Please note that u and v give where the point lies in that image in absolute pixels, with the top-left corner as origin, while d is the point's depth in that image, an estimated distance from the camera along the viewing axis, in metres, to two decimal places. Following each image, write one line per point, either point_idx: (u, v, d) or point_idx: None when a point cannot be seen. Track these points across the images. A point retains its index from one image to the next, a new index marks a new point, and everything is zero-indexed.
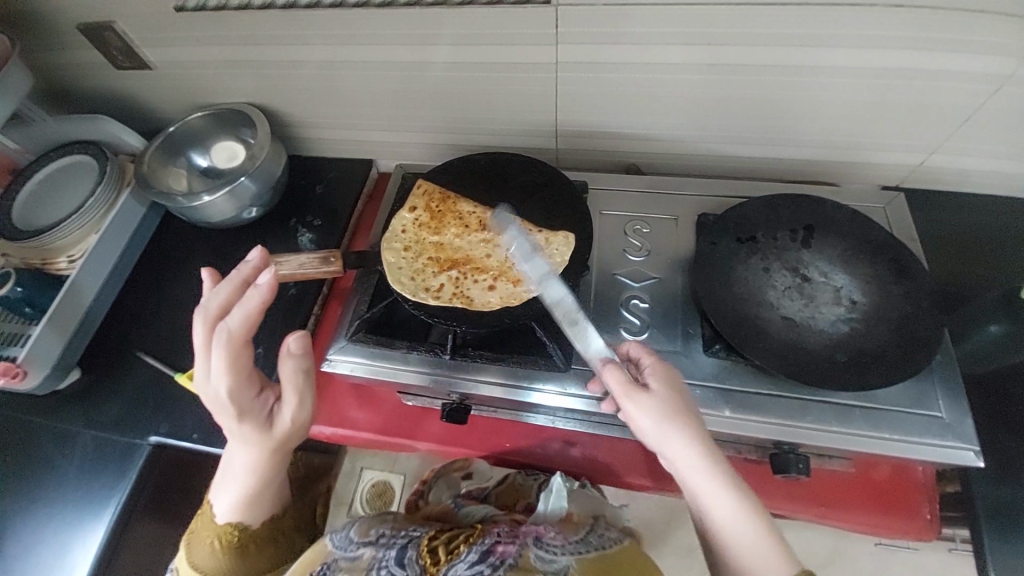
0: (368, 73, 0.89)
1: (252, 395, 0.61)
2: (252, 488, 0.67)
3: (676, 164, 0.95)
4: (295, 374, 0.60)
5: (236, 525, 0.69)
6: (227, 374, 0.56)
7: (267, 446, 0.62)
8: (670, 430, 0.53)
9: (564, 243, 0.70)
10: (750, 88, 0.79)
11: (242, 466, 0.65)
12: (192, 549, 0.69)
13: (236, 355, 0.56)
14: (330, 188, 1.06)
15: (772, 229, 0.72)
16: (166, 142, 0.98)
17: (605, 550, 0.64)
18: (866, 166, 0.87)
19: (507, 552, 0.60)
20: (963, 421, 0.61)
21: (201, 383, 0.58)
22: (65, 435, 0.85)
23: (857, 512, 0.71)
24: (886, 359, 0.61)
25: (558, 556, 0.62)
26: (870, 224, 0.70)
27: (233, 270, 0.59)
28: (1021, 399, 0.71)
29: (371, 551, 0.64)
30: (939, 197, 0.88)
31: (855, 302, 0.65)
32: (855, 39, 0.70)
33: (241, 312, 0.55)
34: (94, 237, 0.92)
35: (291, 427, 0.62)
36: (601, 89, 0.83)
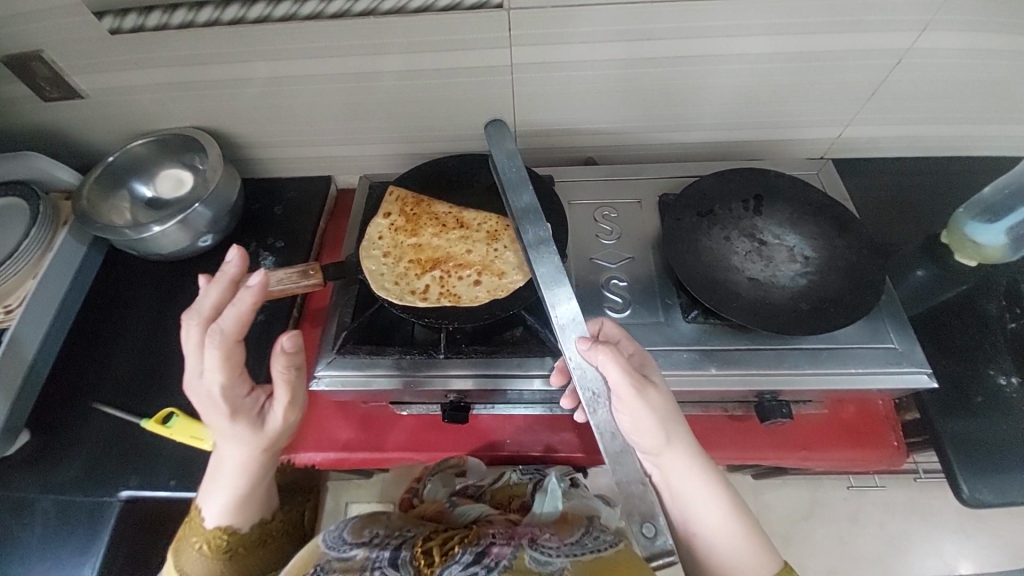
0: (319, 86, 0.89)
1: (244, 393, 0.58)
2: (243, 491, 0.63)
3: (629, 154, 1.00)
4: (287, 372, 0.57)
5: (226, 530, 0.65)
6: (220, 373, 0.54)
7: (261, 446, 0.60)
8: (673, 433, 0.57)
9: None
10: (690, 77, 0.86)
11: (232, 469, 0.62)
12: (181, 557, 0.65)
13: (228, 354, 0.53)
14: (289, 208, 1.03)
15: (726, 201, 0.78)
16: (105, 173, 0.92)
17: (599, 553, 0.59)
18: (796, 141, 0.97)
19: (502, 554, 0.59)
20: (913, 348, 0.69)
21: (191, 381, 0.56)
22: (20, 505, 0.76)
23: (835, 450, 0.78)
24: (842, 302, 0.68)
25: (554, 559, 0.59)
26: (808, 188, 0.78)
27: (219, 269, 0.55)
28: (955, 327, 0.81)
29: (363, 552, 0.60)
30: (858, 163, 0.99)
31: (808, 257, 0.72)
32: (774, 27, 0.78)
33: (236, 313, 0.52)
34: (32, 283, 0.84)
35: (282, 426, 0.60)
36: (554, 88, 0.88)
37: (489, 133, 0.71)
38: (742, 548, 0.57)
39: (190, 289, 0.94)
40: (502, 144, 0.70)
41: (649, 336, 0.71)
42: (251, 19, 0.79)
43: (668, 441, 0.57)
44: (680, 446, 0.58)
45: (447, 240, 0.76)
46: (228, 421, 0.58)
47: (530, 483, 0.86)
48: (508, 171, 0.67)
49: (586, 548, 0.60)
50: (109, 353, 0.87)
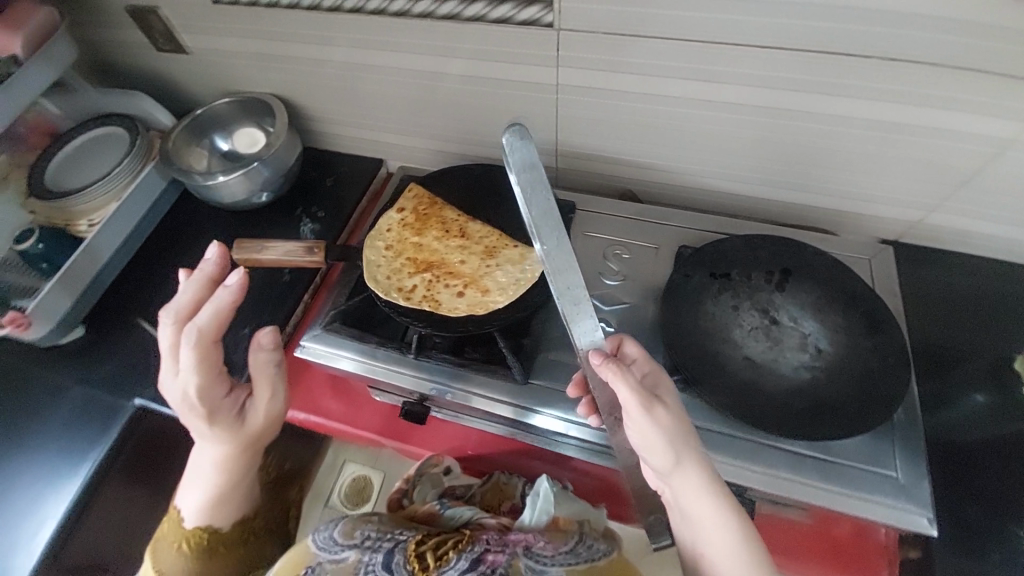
0: (381, 77, 0.94)
1: (223, 395, 0.64)
2: (220, 487, 0.69)
3: (672, 193, 0.95)
4: (265, 367, 0.64)
5: (204, 528, 0.71)
6: (195, 372, 0.59)
7: (238, 443, 0.66)
8: (680, 449, 0.55)
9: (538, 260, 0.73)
10: (749, 128, 0.80)
11: (209, 464, 0.68)
12: (159, 555, 0.72)
13: (202, 353, 0.59)
14: (338, 182, 1.10)
15: (748, 268, 0.71)
16: (193, 123, 1.04)
17: (593, 562, 0.70)
18: (864, 217, 0.86)
19: (497, 561, 0.67)
20: (919, 484, 0.59)
21: (169, 379, 0.62)
22: (59, 387, 0.90)
23: (811, 565, 0.69)
24: (842, 411, 0.60)
25: (548, 567, 0.68)
26: (848, 274, 0.69)
27: (197, 269, 0.62)
28: (996, 471, 0.68)
29: (356, 554, 0.70)
30: (938, 255, 0.86)
31: (821, 351, 0.64)
32: (856, 89, 0.69)
33: (214, 311, 0.59)
34: (115, 204, 0.98)
35: (262, 422, 0.66)
36: (600, 113, 0.85)
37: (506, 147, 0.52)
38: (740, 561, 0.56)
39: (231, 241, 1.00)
40: (522, 156, 0.51)
41: None
42: (326, 7, 0.86)
43: (676, 460, 0.55)
44: (690, 465, 0.56)
45: (446, 245, 0.77)
46: (208, 422, 0.63)
47: (519, 485, 0.86)
48: (536, 206, 0.51)
49: (581, 556, 0.70)
50: (163, 280, 1.00)
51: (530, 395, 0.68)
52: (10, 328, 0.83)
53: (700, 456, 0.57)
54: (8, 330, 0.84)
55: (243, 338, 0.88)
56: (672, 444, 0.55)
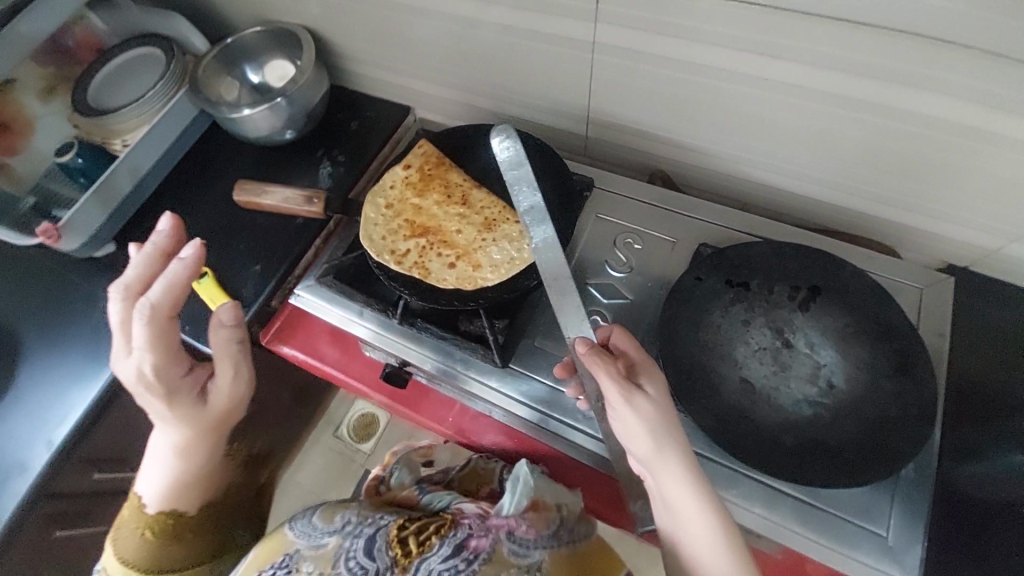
0: (413, 18, 0.88)
1: (180, 375, 0.65)
2: (182, 470, 0.70)
3: (708, 180, 0.86)
4: (225, 346, 0.65)
5: (169, 513, 0.72)
6: (150, 347, 0.60)
7: (198, 424, 0.66)
8: (664, 439, 0.51)
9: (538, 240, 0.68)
10: (809, 117, 0.69)
11: (169, 449, 0.68)
12: (119, 545, 0.72)
13: (157, 327, 0.60)
14: (363, 126, 1.07)
15: (770, 280, 0.63)
16: (223, 53, 1.02)
17: (575, 545, 0.72)
18: (923, 232, 0.76)
19: (480, 547, 0.68)
20: (909, 549, 0.54)
21: (124, 360, 0.62)
22: (89, 297, 0.97)
23: None
24: (839, 457, 0.54)
25: (532, 551, 0.70)
26: (890, 304, 0.60)
27: (149, 243, 0.63)
28: (1009, 541, 0.62)
29: (336, 540, 0.71)
30: (1006, 288, 0.75)
31: (831, 386, 0.58)
32: (935, 83, 0.59)
33: (169, 288, 0.60)
34: (145, 127, 1.00)
35: (223, 407, 0.67)
36: (638, 81, 0.76)
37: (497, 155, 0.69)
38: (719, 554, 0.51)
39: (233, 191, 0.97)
40: (509, 156, 0.68)
41: None
42: None
43: (658, 450, 0.51)
44: (675, 456, 0.51)
45: (446, 211, 0.74)
46: (166, 403, 0.64)
47: (496, 468, 0.88)
48: (524, 197, 0.66)
49: (563, 540, 0.72)
50: (188, 207, 1.02)
51: (510, 380, 0.68)
52: (43, 239, 0.88)
53: (686, 447, 0.52)
54: (43, 240, 0.89)
55: (252, 276, 0.90)
56: (656, 430, 0.51)
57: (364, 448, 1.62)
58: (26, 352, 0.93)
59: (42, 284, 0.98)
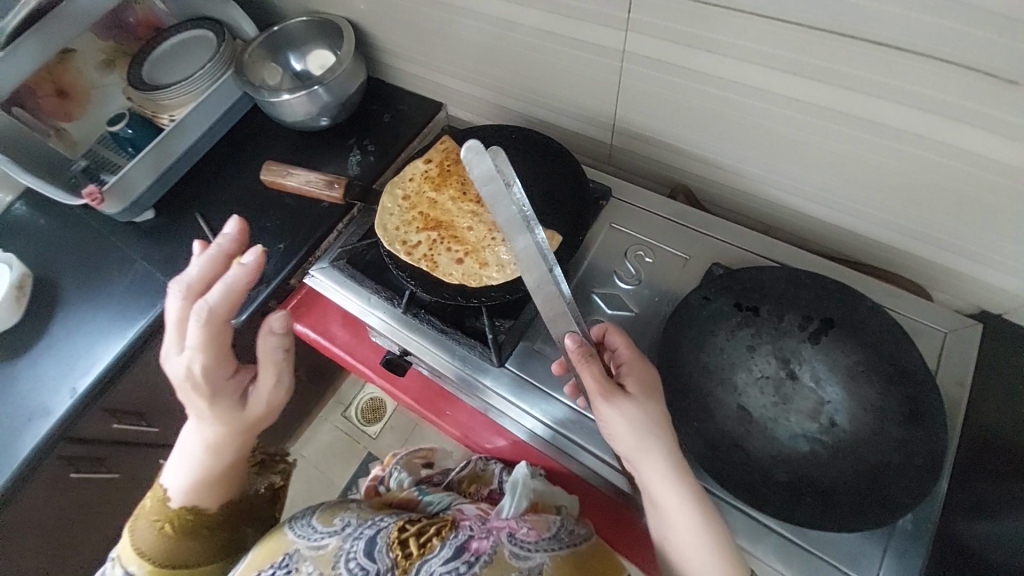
0: (450, 16, 0.89)
1: (227, 376, 0.63)
2: (210, 466, 0.68)
3: (733, 198, 0.84)
4: (274, 352, 0.63)
5: (190, 507, 0.69)
6: (203, 350, 0.58)
7: (236, 424, 0.65)
8: (646, 438, 0.51)
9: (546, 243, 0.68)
10: (842, 143, 0.66)
11: (201, 444, 0.67)
12: (136, 533, 0.68)
13: (213, 331, 0.58)
14: (395, 118, 1.10)
15: (782, 308, 0.61)
16: (269, 39, 1.07)
17: (575, 546, 0.69)
18: (954, 273, 0.72)
19: (482, 549, 0.65)
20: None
21: (174, 358, 0.60)
22: (125, 259, 1.02)
23: None
24: (832, 499, 0.52)
25: (533, 553, 0.67)
26: (908, 345, 0.57)
27: (214, 242, 0.61)
28: None
29: (336, 541, 0.66)
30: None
31: (833, 424, 0.55)
32: (976, 117, 0.56)
33: (231, 296, 0.58)
34: (191, 104, 1.05)
35: (263, 408, 0.65)
36: (666, 93, 0.75)
37: (477, 182, 0.48)
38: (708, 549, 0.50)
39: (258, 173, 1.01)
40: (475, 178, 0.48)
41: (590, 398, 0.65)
42: None
43: (639, 448, 0.51)
44: (658, 454, 0.51)
45: (460, 208, 0.75)
46: (209, 401, 0.62)
47: (494, 470, 0.85)
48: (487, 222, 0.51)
49: (564, 542, 0.69)
50: (225, 183, 1.07)
51: (504, 380, 0.68)
52: (88, 200, 0.94)
53: (672, 446, 0.52)
54: (88, 201, 0.95)
55: (274, 254, 0.93)
56: (638, 430, 0.51)
57: (371, 430, 1.65)
58: (64, 305, 0.99)
59: (84, 244, 1.04)
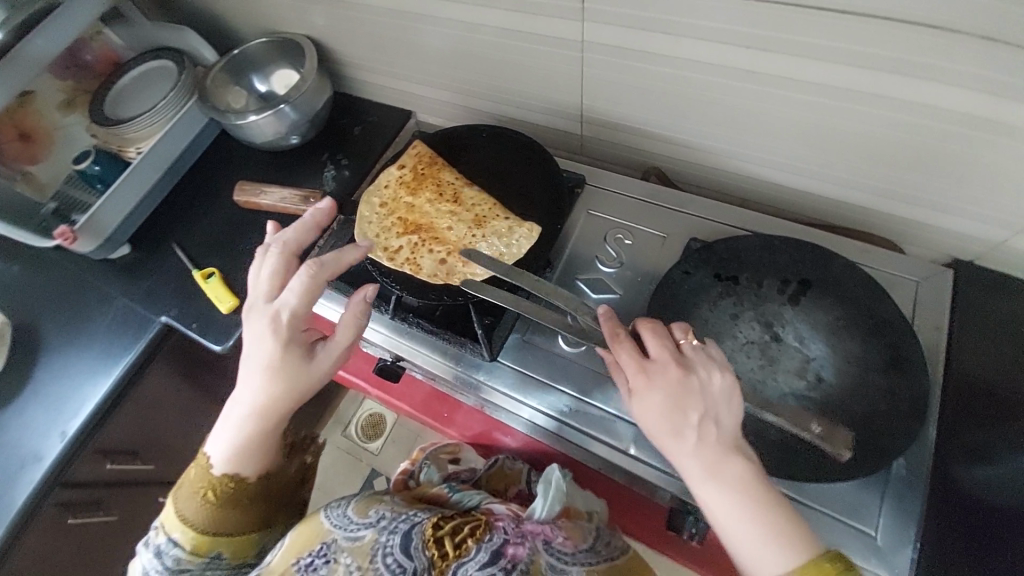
0: (407, 23, 0.90)
1: (301, 329, 0.62)
2: (257, 433, 0.63)
3: (704, 175, 0.87)
4: (356, 312, 0.64)
5: (233, 476, 0.66)
6: (302, 296, 0.60)
7: (294, 383, 0.61)
8: (680, 418, 0.48)
9: (525, 236, 0.68)
10: (800, 108, 0.68)
11: (251, 407, 0.61)
12: (180, 498, 0.67)
13: (315, 280, 0.60)
14: (366, 130, 1.10)
15: (760, 274, 0.63)
16: (230, 62, 1.06)
17: (610, 561, 0.73)
18: (922, 225, 0.75)
19: (517, 556, 0.66)
20: (898, 550, 0.53)
21: (264, 305, 0.61)
22: (106, 297, 1.01)
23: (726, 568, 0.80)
24: (826, 452, 0.54)
25: (568, 565, 0.70)
26: (881, 297, 0.59)
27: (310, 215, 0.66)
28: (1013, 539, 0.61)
29: (372, 533, 0.67)
30: (1008, 282, 0.74)
31: (820, 380, 0.57)
32: (926, 70, 0.58)
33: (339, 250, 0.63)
34: (158, 134, 1.04)
35: (331, 369, 0.62)
36: (628, 78, 0.77)
37: None
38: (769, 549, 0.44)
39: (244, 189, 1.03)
40: None
41: (583, 382, 0.67)
42: None
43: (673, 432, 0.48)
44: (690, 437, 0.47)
45: (437, 210, 0.75)
46: (280, 351, 0.60)
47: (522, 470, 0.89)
48: None
49: (599, 556, 0.72)
50: (200, 210, 1.07)
51: (498, 372, 0.69)
52: (62, 241, 0.92)
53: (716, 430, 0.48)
54: (61, 242, 0.93)
55: None
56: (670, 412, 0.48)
57: (373, 444, 1.64)
58: (46, 349, 0.97)
59: (64, 285, 1.03)
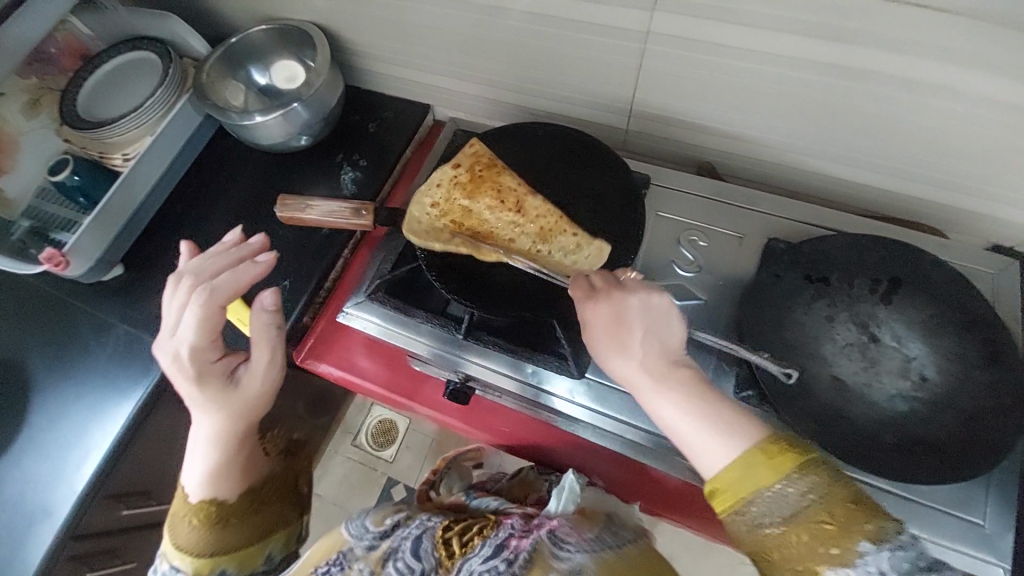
0: (438, 11, 0.82)
1: (215, 359, 0.67)
2: (216, 462, 0.67)
3: (754, 168, 0.86)
4: (266, 327, 0.67)
5: (213, 500, 0.67)
6: (197, 330, 0.64)
7: (227, 405, 0.66)
8: (619, 339, 0.55)
9: (596, 253, 0.66)
10: (874, 101, 0.67)
11: (203, 441, 0.67)
12: (174, 531, 0.66)
13: (207, 312, 0.64)
14: (381, 128, 1.02)
15: (850, 274, 0.62)
16: (226, 53, 0.94)
17: (623, 551, 0.62)
18: (973, 216, 0.77)
19: (520, 547, 0.61)
20: (1003, 536, 0.56)
21: (168, 345, 0.66)
22: (101, 325, 0.88)
23: None
24: (941, 453, 0.55)
25: (574, 554, 0.61)
26: (971, 292, 0.60)
27: (234, 250, 0.69)
28: None
29: (387, 542, 0.66)
30: None
31: (924, 380, 0.57)
32: (1018, 70, 0.58)
33: (229, 272, 0.66)
34: (148, 139, 0.91)
35: (254, 385, 0.67)
36: (690, 72, 0.74)
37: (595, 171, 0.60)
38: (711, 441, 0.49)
39: (267, 208, 0.96)
40: None
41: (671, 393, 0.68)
42: None
43: (618, 349, 0.55)
44: (629, 356, 0.54)
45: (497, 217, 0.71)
46: (199, 385, 0.65)
47: (545, 481, 0.93)
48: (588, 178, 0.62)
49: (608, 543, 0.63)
50: (203, 222, 0.96)
51: (585, 390, 0.70)
52: (49, 266, 0.80)
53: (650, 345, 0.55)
54: (49, 267, 0.81)
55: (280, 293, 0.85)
56: (611, 331, 0.55)
57: (387, 454, 1.58)
58: (39, 387, 0.85)
59: (49, 313, 0.90)
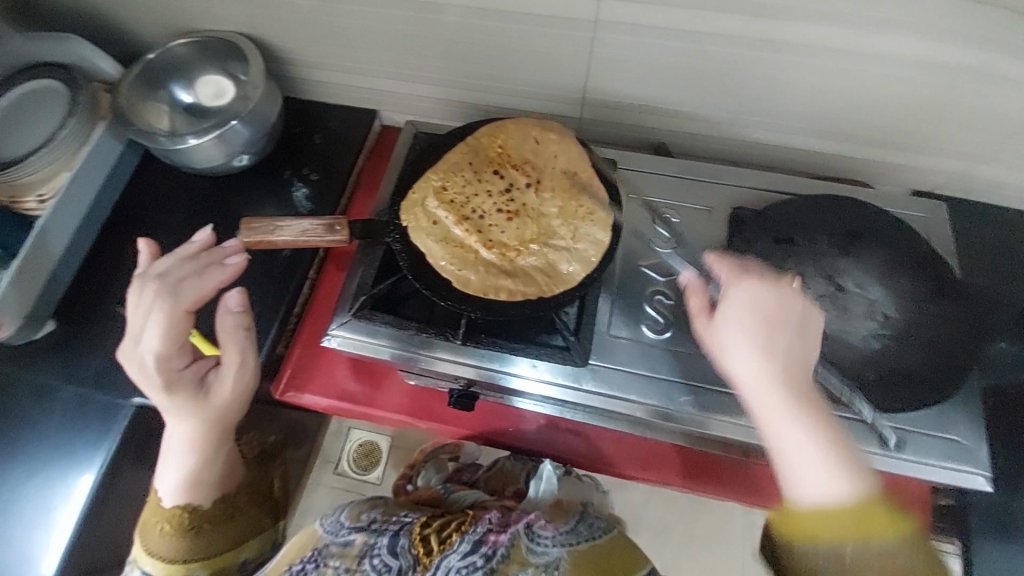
0: (375, 11, 0.79)
1: (184, 364, 0.63)
2: (191, 467, 0.65)
3: (704, 144, 0.90)
4: (234, 330, 0.64)
5: (185, 508, 0.65)
6: (162, 337, 0.60)
7: (199, 413, 0.63)
8: (756, 338, 0.55)
9: (595, 246, 0.70)
10: (806, 70, 0.73)
11: (177, 444, 0.65)
12: (146, 539, 0.64)
13: (174, 316, 0.61)
14: (328, 138, 0.98)
15: (811, 232, 0.68)
16: (144, 73, 0.87)
17: (594, 540, 0.66)
18: (900, 166, 0.85)
19: (499, 542, 0.63)
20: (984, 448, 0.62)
21: (132, 351, 0.62)
22: (41, 389, 0.78)
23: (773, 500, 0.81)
24: (915, 379, 0.61)
25: (549, 548, 0.64)
26: (912, 235, 0.67)
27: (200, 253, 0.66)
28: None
29: (364, 536, 0.63)
30: (963, 204, 0.87)
31: (888, 318, 0.63)
32: (922, 31, 0.65)
33: (196, 275, 0.63)
34: (66, 175, 0.83)
35: (226, 391, 0.64)
36: (638, 55, 0.76)
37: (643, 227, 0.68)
38: (814, 469, 0.51)
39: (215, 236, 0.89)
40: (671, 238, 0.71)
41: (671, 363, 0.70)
42: None
43: (759, 347, 0.55)
44: (763, 363, 0.54)
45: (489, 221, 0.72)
46: (167, 393, 0.62)
47: (521, 472, 0.97)
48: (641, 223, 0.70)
49: (582, 536, 0.66)
50: None
51: (591, 377, 0.70)
52: None
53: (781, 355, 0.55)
54: None
55: None
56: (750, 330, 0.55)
57: (373, 476, 1.52)
58: None
59: None
